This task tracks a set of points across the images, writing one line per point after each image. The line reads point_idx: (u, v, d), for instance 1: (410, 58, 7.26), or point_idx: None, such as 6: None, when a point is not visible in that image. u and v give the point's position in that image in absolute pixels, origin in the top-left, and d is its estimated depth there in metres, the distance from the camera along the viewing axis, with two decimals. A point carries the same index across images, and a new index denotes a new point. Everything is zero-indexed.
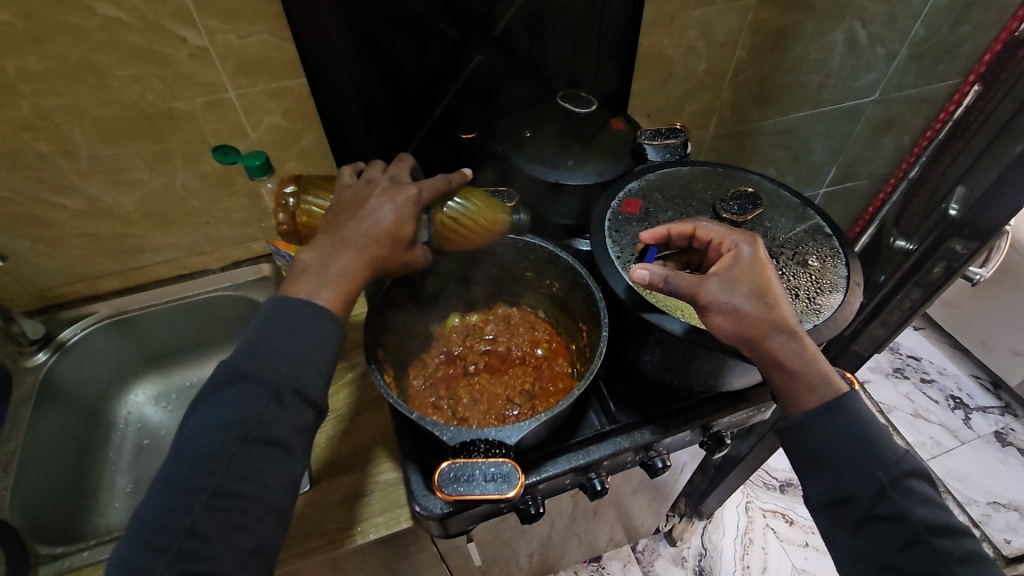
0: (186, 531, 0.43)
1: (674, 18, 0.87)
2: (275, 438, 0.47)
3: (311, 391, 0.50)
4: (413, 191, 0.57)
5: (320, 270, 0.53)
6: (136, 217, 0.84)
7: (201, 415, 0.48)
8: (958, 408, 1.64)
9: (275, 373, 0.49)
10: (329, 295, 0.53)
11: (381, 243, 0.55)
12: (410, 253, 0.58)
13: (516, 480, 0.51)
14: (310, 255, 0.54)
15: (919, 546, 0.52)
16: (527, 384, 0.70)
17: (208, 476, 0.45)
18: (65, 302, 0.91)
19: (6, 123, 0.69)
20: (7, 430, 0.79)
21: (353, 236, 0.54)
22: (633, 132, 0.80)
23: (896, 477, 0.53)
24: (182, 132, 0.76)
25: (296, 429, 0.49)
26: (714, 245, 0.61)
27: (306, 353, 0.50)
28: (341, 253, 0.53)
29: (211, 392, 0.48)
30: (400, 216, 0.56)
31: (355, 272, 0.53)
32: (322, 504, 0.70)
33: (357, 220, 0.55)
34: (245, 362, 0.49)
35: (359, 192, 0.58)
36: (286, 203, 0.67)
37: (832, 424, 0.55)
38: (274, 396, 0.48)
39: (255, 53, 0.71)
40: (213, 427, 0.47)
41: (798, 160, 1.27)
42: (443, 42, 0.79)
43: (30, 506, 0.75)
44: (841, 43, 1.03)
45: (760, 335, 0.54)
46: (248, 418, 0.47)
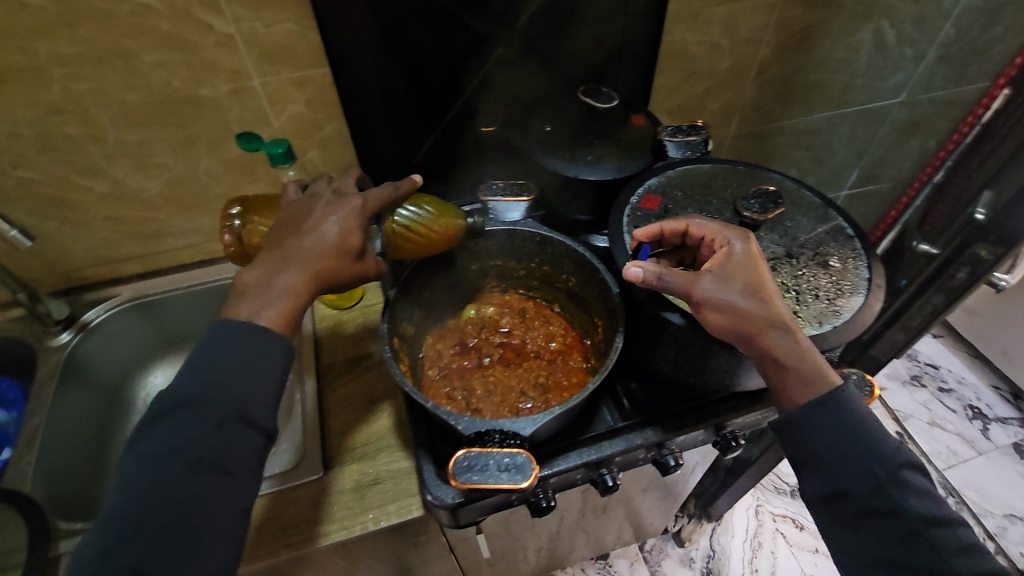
0: (129, 566, 0.43)
1: (697, 14, 0.86)
2: (224, 464, 0.47)
3: (259, 414, 0.50)
4: (357, 202, 0.56)
5: (263, 288, 0.52)
6: (160, 202, 0.85)
7: (146, 444, 0.47)
8: (976, 418, 1.61)
9: (221, 398, 0.48)
10: (271, 315, 0.52)
11: (327, 257, 0.53)
12: (361, 265, 0.56)
13: (530, 471, 0.51)
14: (251, 274, 0.53)
15: (917, 541, 0.51)
16: (541, 377, 0.70)
17: (152, 509, 0.45)
18: (89, 284, 0.93)
19: (37, 106, 0.70)
20: (32, 407, 0.81)
21: (295, 252, 0.53)
22: (654, 128, 0.79)
23: (894, 471, 0.53)
24: (207, 118, 0.77)
25: (247, 453, 0.49)
26: (708, 242, 0.62)
27: (255, 376, 0.50)
28: (283, 270, 0.52)
29: (157, 419, 0.48)
30: (344, 229, 0.55)
31: (299, 288, 0.52)
32: (335, 491, 0.71)
33: (301, 235, 0.54)
34: (189, 389, 0.48)
35: (302, 206, 0.57)
36: (232, 225, 0.67)
37: (830, 419, 0.54)
38: (220, 423, 0.48)
39: (280, 41, 0.72)
40: (157, 458, 0.46)
41: (820, 161, 1.26)
42: (466, 34, 0.78)
43: (53, 481, 0.77)
44: (868, 43, 1.01)
45: (755, 331, 0.54)
46: (194, 445, 0.47)
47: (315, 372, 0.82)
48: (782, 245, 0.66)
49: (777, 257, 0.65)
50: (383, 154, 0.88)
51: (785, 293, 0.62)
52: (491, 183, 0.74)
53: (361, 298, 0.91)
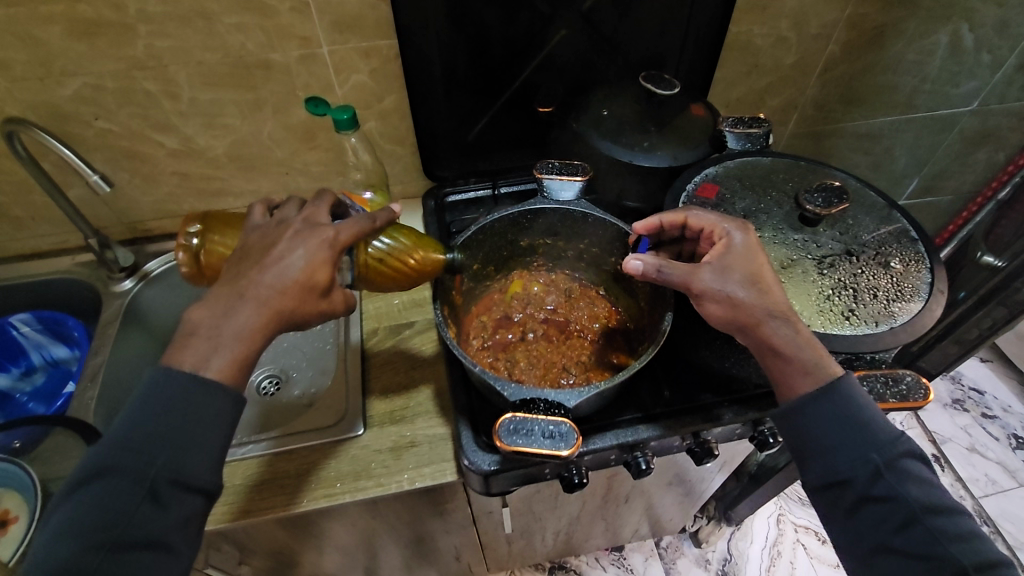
0: None
1: (767, 6, 0.84)
2: (152, 539, 0.45)
3: (196, 479, 0.47)
4: (327, 234, 0.53)
5: (213, 329, 0.49)
6: (224, 161, 0.88)
7: (66, 514, 0.45)
8: (1019, 448, 1.55)
9: (151, 463, 0.46)
10: (220, 365, 0.49)
11: (289, 293, 0.51)
12: (326, 301, 0.54)
13: (573, 440, 0.53)
14: (200, 313, 0.50)
15: (915, 527, 0.50)
16: (583, 355, 0.72)
17: None
18: (153, 236, 0.98)
19: (121, 61, 0.74)
20: (95, 346, 0.86)
21: (254, 287, 0.50)
22: (714, 118, 0.78)
23: (892, 458, 0.52)
24: (276, 83, 0.80)
25: (178, 524, 0.46)
26: (707, 234, 0.62)
27: (196, 437, 0.48)
28: (240, 307, 0.50)
29: (78, 488, 0.46)
30: (312, 263, 0.51)
31: (254, 328, 0.50)
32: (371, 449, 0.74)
33: (263, 268, 0.51)
34: (115, 454, 0.46)
35: (267, 235, 0.54)
36: (189, 242, 0.61)
37: (830, 409, 0.54)
38: (148, 492, 0.46)
39: (351, 10, 0.74)
40: (76, 532, 0.44)
41: (878, 167, 1.22)
42: (531, 14, 0.78)
43: (111, 418, 0.82)
44: (944, 45, 0.97)
45: (754, 320, 0.54)
46: (118, 517, 0.45)
47: (358, 338, 0.84)
48: (842, 243, 0.65)
49: (835, 254, 0.64)
50: (438, 129, 0.89)
51: (841, 290, 0.61)
52: (546, 162, 0.75)
53: None
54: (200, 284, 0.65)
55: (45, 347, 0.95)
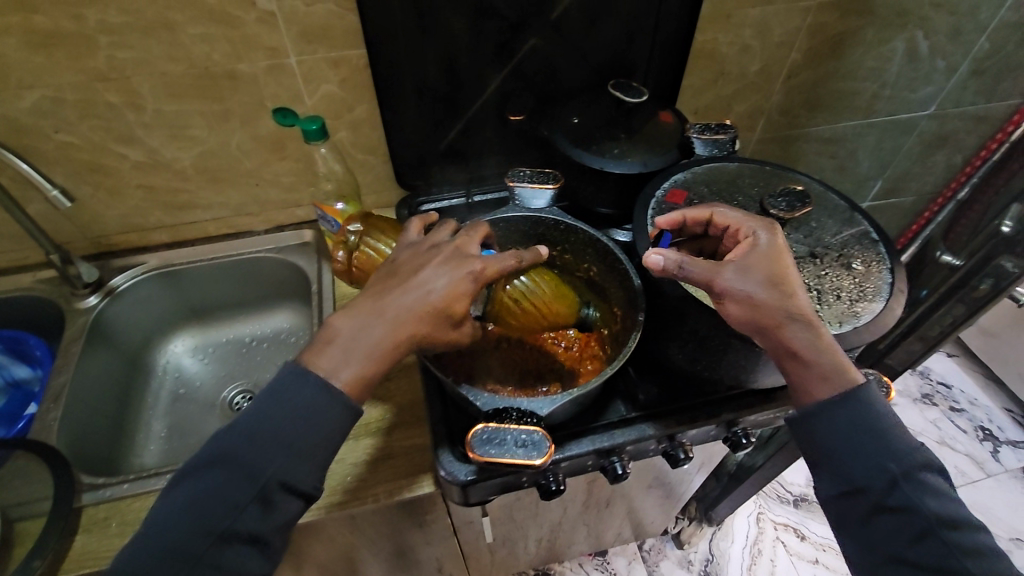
0: None
1: (731, 15, 0.86)
2: (252, 535, 0.48)
3: (302, 485, 0.50)
4: (473, 267, 0.54)
5: (351, 341, 0.52)
6: (192, 173, 0.87)
7: (186, 492, 0.48)
8: (986, 440, 1.60)
9: (267, 464, 0.48)
10: (349, 377, 0.51)
11: (423, 319, 0.52)
12: (454, 333, 0.55)
13: (545, 448, 0.53)
14: (343, 321, 0.53)
15: (930, 539, 0.52)
16: (557, 363, 0.72)
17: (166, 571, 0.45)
18: (118, 250, 0.95)
19: (81, 73, 0.72)
20: (58, 365, 0.83)
21: (395, 308, 0.52)
22: (681, 125, 0.80)
23: (910, 470, 0.53)
24: (243, 94, 0.79)
25: (275, 527, 0.49)
26: (732, 232, 0.63)
27: (309, 449, 0.50)
28: (378, 325, 0.52)
29: (203, 467, 0.48)
30: (451, 293, 0.53)
31: (384, 348, 0.51)
32: (386, 458, 0.73)
33: (406, 289, 0.53)
34: (233, 443, 0.49)
35: (416, 259, 0.57)
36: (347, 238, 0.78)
37: (848, 416, 0.55)
38: (261, 494, 0.48)
39: (319, 21, 0.74)
40: (195, 512, 0.47)
41: (844, 170, 1.25)
42: (500, 23, 0.79)
43: (76, 438, 0.79)
44: (901, 52, 1.00)
45: (774, 323, 0.54)
46: (229, 508, 0.47)
47: None
48: (806, 245, 0.66)
49: (799, 256, 0.65)
50: (411, 138, 0.89)
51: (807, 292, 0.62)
52: (518, 170, 0.76)
53: None
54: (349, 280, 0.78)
55: (6, 367, 0.91)
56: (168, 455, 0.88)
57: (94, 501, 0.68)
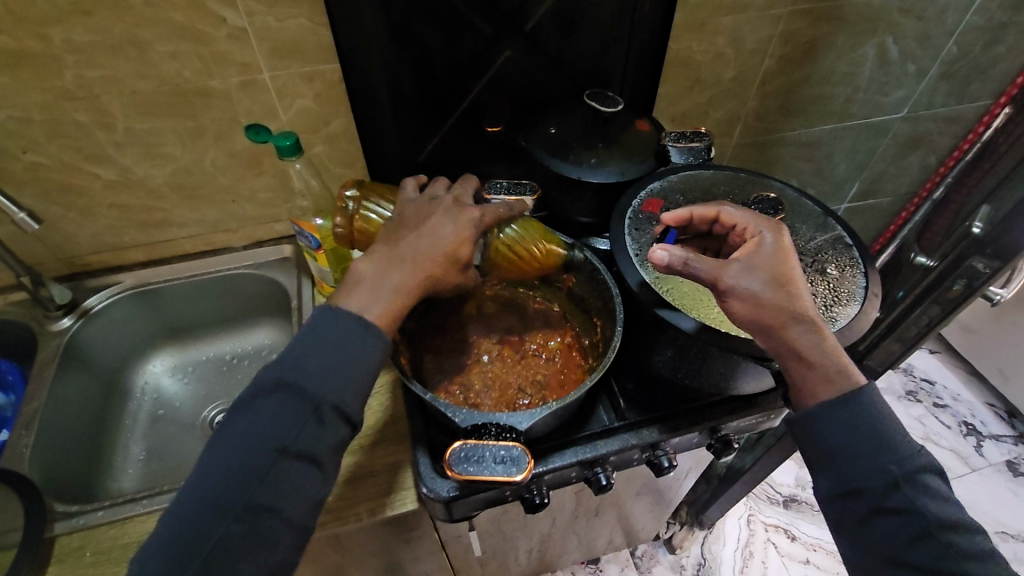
0: (215, 542, 0.45)
1: (704, 23, 0.87)
2: (309, 455, 0.48)
3: (350, 409, 0.50)
4: (475, 214, 0.59)
5: (374, 283, 0.54)
6: (166, 191, 0.86)
7: (244, 420, 0.48)
8: (969, 435, 1.62)
9: (321, 389, 0.49)
10: (378, 313, 0.53)
11: (438, 260, 0.56)
12: (462, 276, 0.59)
13: (524, 464, 0.52)
14: (365, 265, 0.55)
15: (928, 541, 0.52)
16: (539, 375, 0.71)
17: (238, 491, 0.46)
18: (92, 270, 0.94)
19: (48, 93, 0.71)
20: (31, 390, 0.81)
21: (412, 252, 0.55)
22: (657, 133, 0.80)
23: (911, 472, 0.53)
24: (217, 110, 0.78)
25: (332, 449, 0.49)
26: (739, 229, 0.63)
27: (355, 372, 0.50)
28: (399, 267, 0.54)
29: (255, 397, 0.49)
30: (459, 237, 0.57)
31: (407, 286, 0.54)
32: (359, 479, 0.71)
33: (419, 235, 0.56)
34: (288, 371, 0.49)
35: (421, 208, 0.60)
36: (346, 206, 0.71)
37: (851, 418, 0.55)
38: (314, 414, 0.48)
39: (292, 36, 0.73)
40: (252, 435, 0.47)
41: (821, 173, 1.27)
42: (474, 35, 0.79)
43: (49, 463, 0.78)
44: (872, 57, 1.02)
45: (778, 323, 0.55)
46: (290, 430, 0.48)
47: None
48: None
49: None
50: (389, 150, 0.89)
51: None
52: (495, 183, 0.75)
53: None
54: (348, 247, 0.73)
55: None
56: (146, 478, 0.87)
57: (68, 530, 0.66)
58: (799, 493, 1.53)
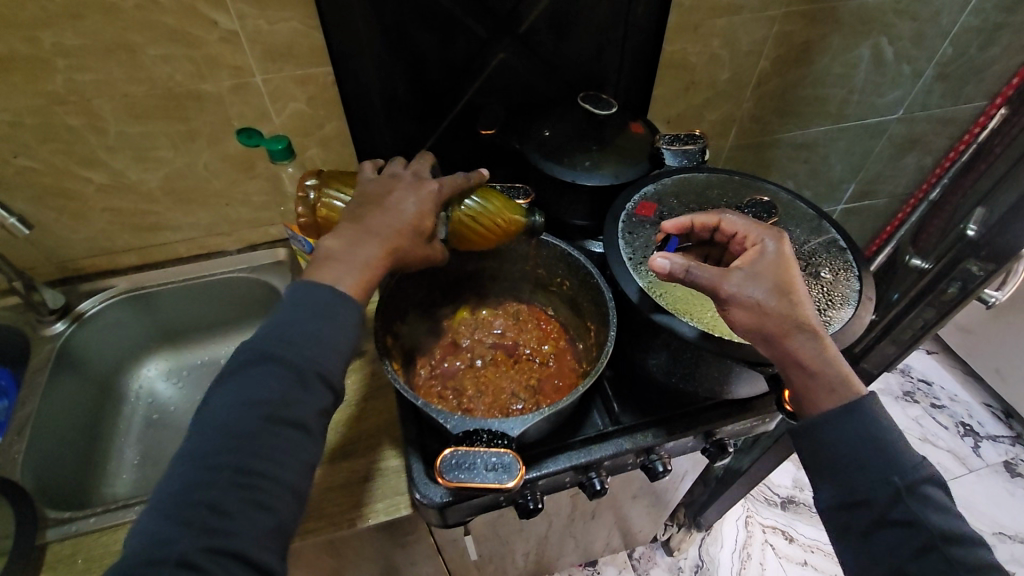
0: (208, 507, 0.42)
1: (699, 25, 0.87)
2: (298, 419, 0.47)
3: (335, 376, 0.50)
4: (434, 186, 0.59)
5: (344, 257, 0.53)
6: (159, 194, 0.85)
7: (227, 392, 0.47)
8: (967, 435, 1.62)
9: (305, 353, 0.48)
10: (351, 284, 0.52)
11: (404, 233, 0.56)
12: (429, 247, 0.59)
13: (516, 471, 0.52)
14: (332, 242, 0.54)
15: (932, 554, 0.51)
16: (533, 380, 0.70)
17: (229, 455, 0.44)
18: (86, 275, 0.93)
19: (39, 97, 0.71)
20: (24, 395, 0.81)
21: (376, 225, 0.55)
22: (651, 136, 0.80)
23: (914, 483, 0.53)
24: (209, 113, 0.78)
25: (321, 414, 0.48)
26: (740, 238, 0.62)
27: (335, 335, 0.50)
28: (365, 241, 0.54)
29: (238, 366, 0.48)
30: (421, 209, 0.58)
31: (377, 258, 0.54)
32: (331, 491, 0.71)
33: (383, 211, 0.57)
34: (269, 340, 0.48)
35: (382, 185, 0.60)
36: (306, 195, 0.69)
37: (854, 427, 0.55)
38: (300, 378, 0.47)
39: (284, 39, 0.72)
40: (238, 404, 0.46)
41: (817, 174, 1.27)
42: (468, 38, 0.79)
43: (42, 468, 0.77)
44: (867, 58, 1.02)
45: (782, 332, 0.54)
46: (276, 394, 0.46)
47: None
48: None
49: None
50: (383, 153, 0.89)
51: None
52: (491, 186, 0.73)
53: None
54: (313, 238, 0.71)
55: None
56: (140, 483, 0.86)
57: (60, 538, 0.66)
58: (797, 494, 1.53)
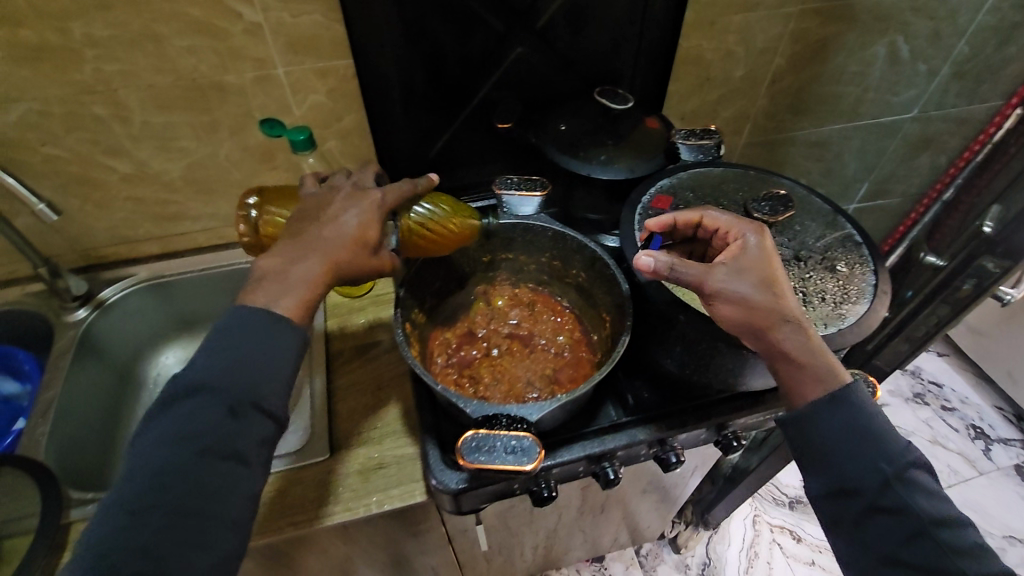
0: (141, 550, 0.43)
1: (715, 22, 0.87)
2: (233, 451, 0.47)
3: (271, 402, 0.50)
4: (376, 197, 0.58)
5: (281, 277, 0.53)
6: (180, 184, 0.87)
7: (159, 430, 0.47)
8: (978, 438, 1.61)
9: (237, 383, 0.48)
10: (289, 303, 0.52)
11: (345, 247, 0.55)
12: (376, 259, 0.58)
13: (535, 454, 0.53)
14: (268, 261, 0.54)
15: (923, 540, 0.52)
16: (548, 369, 0.71)
17: (161, 495, 0.44)
18: (108, 263, 0.95)
19: (68, 86, 0.72)
20: (47, 378, 0.83)
21: (315, 241, 0.54)
22: (667, 131, 0.80)
23: (901, 469, 0.54)
24: (231, 104, 0.79)
25: (258, 443, 0.49)
26: (721, 233, 0.63)
27: (267, 363, 0.50)
28: (304, 258, 0.53)
29: (170, 403, 0.48)
30: (363, 221, 0.57)
31: (316, 275, 0.53)
32: (286, 497, 0.70)
33: (321, 225, 0.56)
34: (200, 373, 0.49)
35: (321, 199, 0.59)
36: (248, 214, 0.69)
37: (842, 416, 0.55)
38: (230, 409, 0.47)
39: (306, 32, 0.74)
40: (170, 441, 0.46)
41: (830, 173, 1.27)
42: (486, 32, 0.80)
43: (64, 449, 0.79)
44: (882, 57, 1.02)
45: (768, 326, 0.55)
46: (207, 429, 0.47)
47: (324, 353, 0.84)
48: (790, 248, 0.67)
49: (784, 259, 0.66)
50: (400, 146, 0.90)
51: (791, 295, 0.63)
52: (506, 177, 0.76)
53: (371, 288, 0.93)
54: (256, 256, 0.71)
55: None
56: None
57: (83, 517, 0.67)
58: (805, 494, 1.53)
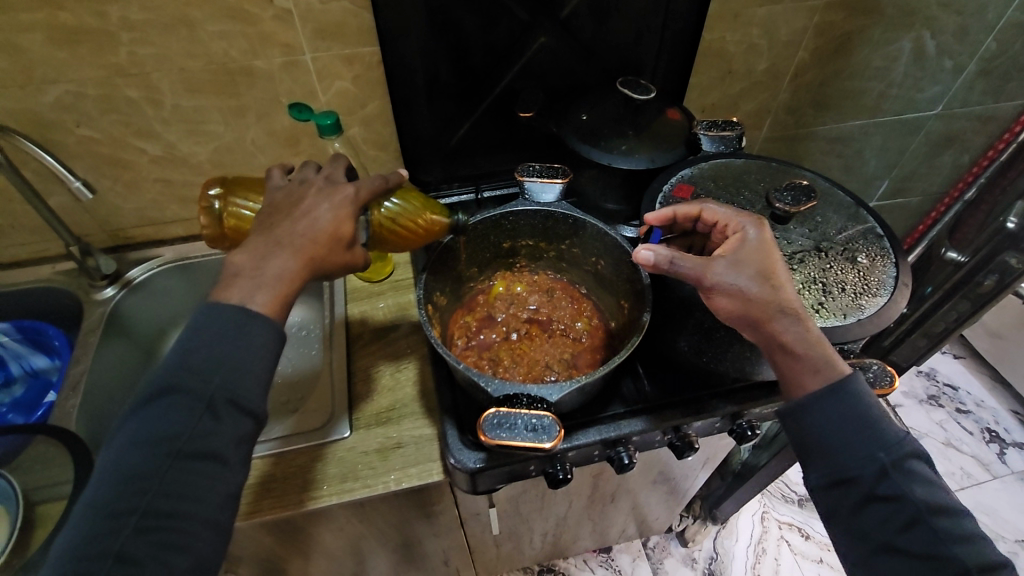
0: (115, 556, 0.43)
1: (739, 14, 0.87)
2: (210, 452, 0.47)
3: (249, 400, 0.50)
4: (348, 192, 0.59)
5: (255, 273, 0.53)
6: (208, 167, 0.89)
7: (131, 433, 0.47)
8: (992, 441, 1.59)
9: (212, 382, 0.49)
10: (264, 299, 0.52)
11: (320, 241, 0.55)
12: (349, 253, 0.59)
13: (555, 432, 0.54)
14: (240, 257, 0.54)
15: (919, 526, 0.52)
16: (567, 354, 0.72)
17: (136, 499, 0.45)
18: (134, 243, 0.98)
19: (103, 69, 0.74)
20: (76, 354, 0.85)
21: (288, 236, 0.55)
22: (689, 122, 0.81)
23: (899, 459, 0.54)
24: (259, 89, 0.81)
25: (237, 440, 0.49)
26: (720, 226, 0.63)
27: (245, 360, 0.50)
28: (276, 254, 0.53)
29: (144, 405, 0.48)
30: (337, 216, 0.57)
31: (291, 272, 0.53)
32: (278, 480, 0.71)
33: (293, 220, 0.56)
34: (175, 374, 0.49)
35: (292, 193, 0.59)
36: (210, 204, 0.68)
37: (840, 407, 0.56)
38: (208, 408, 0.48)
39: (334, 18, 0.75)
40: (145, 443, 0.47)
41: (850, 170, 1.26)
42: (510, 21, 0.81)
43: (94, 422, 0.82)
44: (907, 52, 1.01)
45: (765, 317, 0.55)
46: (183, 429, 0.47)
47: (343, 335, 0.85)
48: (811, 239, 0.67)
49: (804, 250, 0.66)
50: (422, 133, 0.91)
51: (810, 285, 0.63)
52: (527, 165, 0.77)
53: (391, 273, 0.94)
54: (218, 246, 0.71)
55: (24, 356, 0.93)
56: None
57: None
58: None
